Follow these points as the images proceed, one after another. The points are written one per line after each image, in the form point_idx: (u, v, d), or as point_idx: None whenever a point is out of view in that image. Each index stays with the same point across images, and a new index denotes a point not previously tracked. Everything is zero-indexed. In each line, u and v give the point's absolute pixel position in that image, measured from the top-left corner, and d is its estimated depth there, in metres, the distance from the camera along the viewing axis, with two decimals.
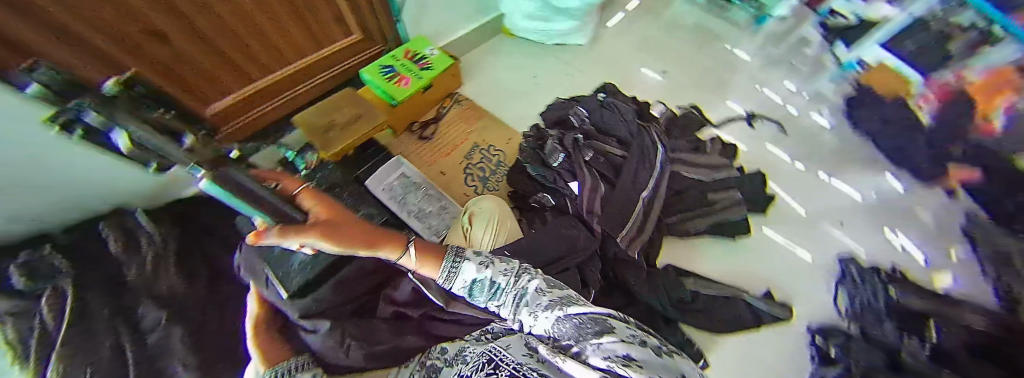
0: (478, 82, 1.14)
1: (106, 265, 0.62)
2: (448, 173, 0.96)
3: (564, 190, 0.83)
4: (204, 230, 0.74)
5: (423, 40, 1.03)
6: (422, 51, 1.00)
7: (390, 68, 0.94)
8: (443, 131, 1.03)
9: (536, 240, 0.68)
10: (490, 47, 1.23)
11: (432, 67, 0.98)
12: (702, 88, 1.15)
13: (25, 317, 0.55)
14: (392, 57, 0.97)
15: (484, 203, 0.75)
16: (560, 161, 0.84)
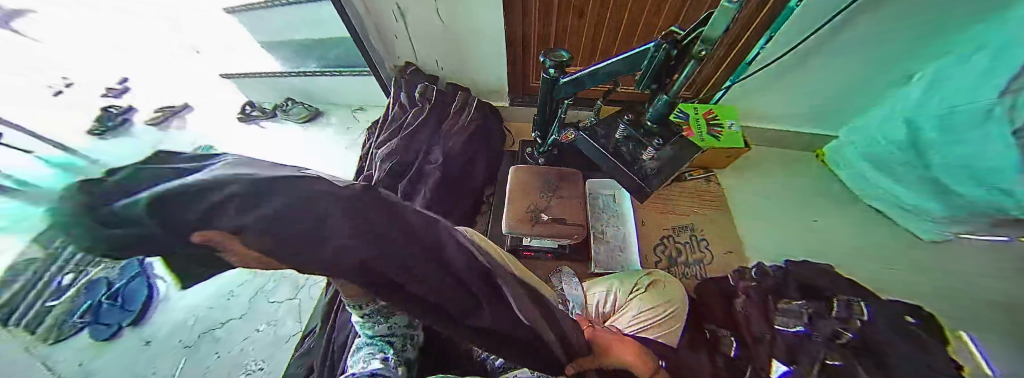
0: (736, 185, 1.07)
1: (440, 110, 0.92)
2: (648, 227, 0.95)
3: (758, 352, 0.68)
4: (487, 127, 0.95)
5: (733, 111, 0.96)
6: (723, 121, 0.94)
7: (684, 116, 0.92)
8: (673, 192, 1.03)
9: None
10: (791, 160, 1.12)
11: (719, 138, 0.91)
12: None
13: (399, 115, 0.93)
14: (694, 107, 0.96)
15: (671, 283, 0.69)
16: (785, 329, 0.67)
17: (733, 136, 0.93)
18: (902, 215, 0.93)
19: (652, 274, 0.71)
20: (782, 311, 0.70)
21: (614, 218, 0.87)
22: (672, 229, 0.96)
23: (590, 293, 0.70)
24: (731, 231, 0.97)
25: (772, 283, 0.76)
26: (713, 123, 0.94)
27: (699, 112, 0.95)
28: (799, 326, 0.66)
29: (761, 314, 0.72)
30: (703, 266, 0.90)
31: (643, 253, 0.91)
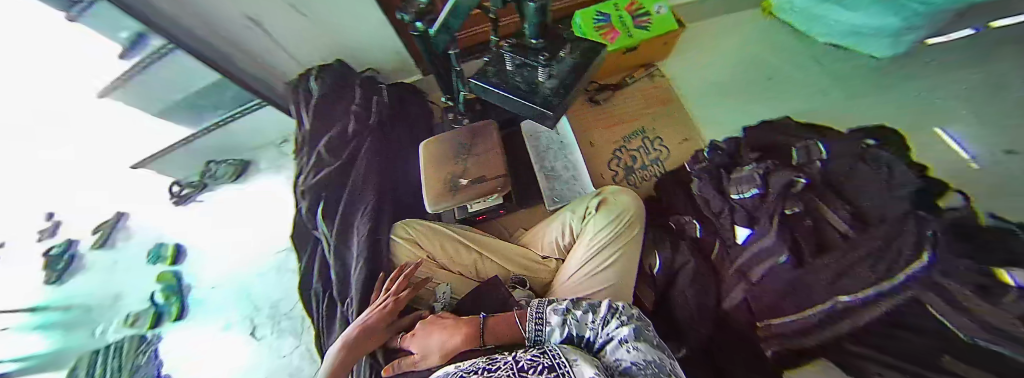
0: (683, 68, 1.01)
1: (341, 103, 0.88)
2: (598, 147, 0.93)
3: (725, 230, 0.69)
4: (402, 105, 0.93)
5: None
6: (648, 6, 0.87)
7: (605, 17, 0.87)
8: (614, 100, 0.99)
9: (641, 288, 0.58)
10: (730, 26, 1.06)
11: (649, 28, 0.85)
12: None
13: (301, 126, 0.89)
14: (614, 4, 0.88)
15: (620, 196, 0.68)
16: (743, 195, 0.66)
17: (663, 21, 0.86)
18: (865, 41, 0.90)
19: (602, 194, 0.70)
20: (736, 181, 0.69)
21: (560, 153, 0.87)
22: (623, 139, 0.94)
23: (549, 236, 0.73)
24: (681, 117, 0.95)
25: (725, 156, 0.77)
26: (638, 13, 0.87)
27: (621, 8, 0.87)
28: (752, 189, 0.65)
29: (719, 190, 0.72)
30: (659, 166, 0.90)
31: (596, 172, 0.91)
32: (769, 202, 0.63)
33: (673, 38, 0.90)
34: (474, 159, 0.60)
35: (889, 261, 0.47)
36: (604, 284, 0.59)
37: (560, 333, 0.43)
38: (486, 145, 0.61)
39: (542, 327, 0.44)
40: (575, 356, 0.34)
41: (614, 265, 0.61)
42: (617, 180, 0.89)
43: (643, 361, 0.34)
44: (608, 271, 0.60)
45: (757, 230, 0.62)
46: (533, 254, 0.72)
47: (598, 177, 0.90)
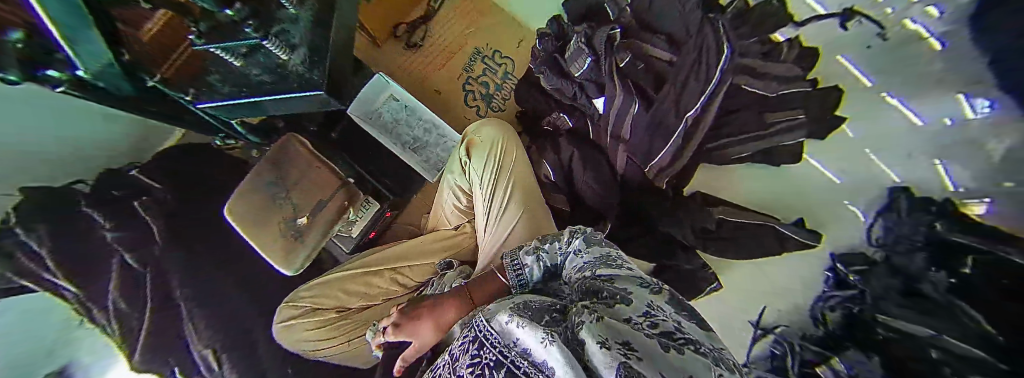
0: None
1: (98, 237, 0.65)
2: (448, 89, 0.97)
3: (587, 107, 0.78)
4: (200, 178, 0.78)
5: None
6: None
7: None
8: (435, 36, 0.96)
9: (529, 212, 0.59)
10: None
11: None
12: None
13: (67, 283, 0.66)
14: None
15: (484, 131, 0.65)
16: (583, 68, 0.75)
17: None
18: None
19: (468, 137, 0.67)
20: (571, 59, 0.77)
21: (412, 116, 0.81)
22: (465, 70, 0.97)
23: (446, 205, 0.70)
24: (506, 21, 0.96)
25: (554, 40, 0.81)
26: None
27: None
28: (587, 59, 0.74)
29: (561, 73, 0.80)
30: (508, 83, 0.97)
31: (457, 116, 0.97)
32: (605, 64, 0.72)
33: None
34: (308, 186, 0.68)
35: (702, 70, 0.58)
36: (512, 225, 0.58)
37: (537, 268, 0.46)
38: (299, 172, 0.68)
39: (519, 267, 0.47)
40: (507, 314, 0.32)
41: (513, 198, 0.61)
42: (481, 114, 0.97)
43: (602, 264, 0.38)
44: (509, 211, 0.60)
45: (608, 95, 0.71)
46: (443, 231, 0.69)
47: (462, 118, 0.97)
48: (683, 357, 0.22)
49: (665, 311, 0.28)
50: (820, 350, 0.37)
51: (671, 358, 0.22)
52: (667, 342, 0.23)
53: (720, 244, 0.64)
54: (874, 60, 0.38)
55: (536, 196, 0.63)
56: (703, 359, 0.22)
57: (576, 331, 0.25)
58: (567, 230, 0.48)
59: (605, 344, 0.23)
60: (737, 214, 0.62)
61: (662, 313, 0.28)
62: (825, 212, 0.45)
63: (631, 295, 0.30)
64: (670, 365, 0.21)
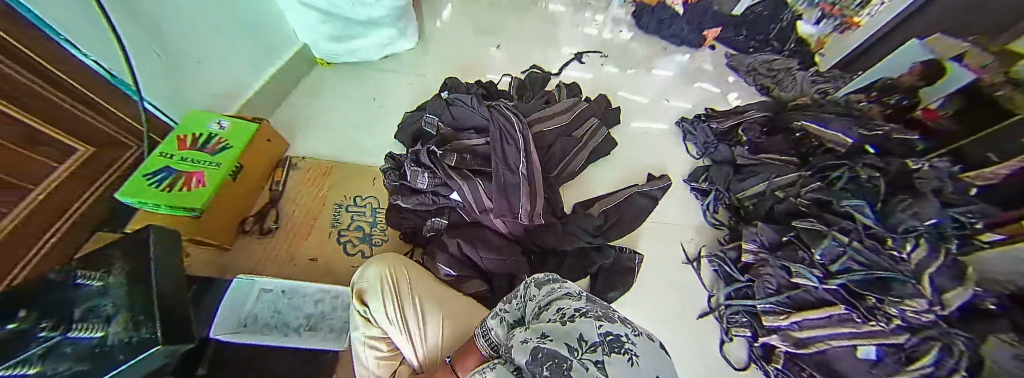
0: (308, 141, 1.19)
1: None
2: (325, 252, 0.96)
3: (448, 201, 0.94)
4: None
5: (203, 116, 0.91)
6: (206, 130, 0.88)
7: (164, 171, 0.77)
8: (288, 212, 1.02)
9: (442, 304, 0.66)
10: (311, 92, 1.35)
11: (228, 144, 0.87)
12: (624, 61, 1.67)
13: None
14: (162, 153, 0.80)
15: (369, 273, 0.70)
16: (426, 181, 0.93)
17: (237, 130, 0.91)
18: (368, 50, 1.37)
19: (355, 288, 0.69)
20: (414, 179, 0.93)
21: (294, 296, 0.81)
22: (333, 224, 1.01)
23: (367, 363, 0.65)
24: (352, 174, 1.12)
25: (395, 173, 0.98)
26: (203, 142, 0.85)
27: (173, 151, 0.82)
28: (424, 175, 0.93)
29: (412, 191, 0.96)
30: (383, 224, 1.03)
31: (343, 272, 0.93)
32: (442, 167, 0.92)
33: (262, 130, 0.98)
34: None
35: (510, 134, 0.99)
36: (443, 322, 0.64)
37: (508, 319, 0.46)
38: None
39: (488, 334, 0.48)
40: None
41: (424, 305, 0.66)
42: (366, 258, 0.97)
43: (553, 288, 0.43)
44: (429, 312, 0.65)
45: (456, 190, 0.90)
46: None
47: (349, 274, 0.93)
48: (575, 323, 0.31)
49: (580, 303, 0.37)
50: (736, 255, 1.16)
51: (565, 327, 0.31)
52: (566, 319, 0.32)
53: (613, 228, 1.09)
54: (598, 79, 1.60)
55: (439, 293, 0.69)
56: (591, 319, 0.31)
57: (510, 350, 0.34)
58: (524, 283, 0.54)
59: (526, 341, 0.32)
60: (607, 201, 1.15)
61: (574, 305, 0.36)
62: (636, 159, 1.40)
63: (556, 305, 0.38)
64: (565, 332, 0.30)
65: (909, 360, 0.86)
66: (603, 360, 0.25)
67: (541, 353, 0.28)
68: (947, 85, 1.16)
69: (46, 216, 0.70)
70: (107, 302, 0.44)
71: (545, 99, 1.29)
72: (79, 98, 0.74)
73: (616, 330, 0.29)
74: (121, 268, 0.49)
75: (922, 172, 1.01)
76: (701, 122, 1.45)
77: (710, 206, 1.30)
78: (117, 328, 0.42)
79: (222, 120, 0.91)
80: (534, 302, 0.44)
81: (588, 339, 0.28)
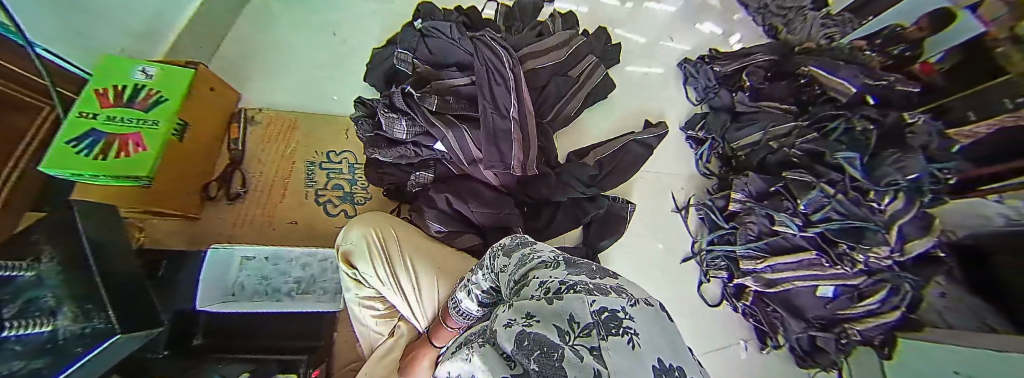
0: (263, 82, 0.96)
1: None
2: (304, 213, 0.84)
3: (431, 152, 0.85)
4: None
5: (118, 60, 0.64)
6: (127, 80, 0.63)
7: (87, 138, 0.56)
8: (255, 173, 0.85)
9: (434, 265, 0.63)
10: (254, 14, 1.03)
11: (159, 95, 0.63)
12: None
13: None
14: (79, 111, 0.58)
15: (352, 235, 0.65)
16: (403, 129, 0.81)
17: (169, 77, 0.65)
18: None
19: (340, 250, 0.65)
20: (388, 126, 0.82)
21: (280, 261, 0.73)
22: (307, 181, 0.87)
23: (365, 321, 0.66)
24: (325, 124, 0.93)
25: (367, 120, 0.85)
26: (126, 95, 0.61)
27: (93, 110, 0.59)
28: (401, 122, 0.81)
29: (390, 142, 0.84)
30: (364, 180, 0.90)
31: (325, 234, 0.83)
32: (422, 112, 0.81)
33: (208, 79, 0.76)
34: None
35: (499, 74, 0.87)
36: (437, 281, 0.61)
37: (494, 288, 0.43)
38: None
39: (460, 306, 0.49)
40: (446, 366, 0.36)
41: (416, 264, 0.63)
42: (349, 218, 0.86)
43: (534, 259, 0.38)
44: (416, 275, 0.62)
45: (441, 139, 0.81)
46: (379, 349, 0.63)
47: (331, 234, 0.84)
48: (563, 300, 0.27)
49: (563, 273, 0.32)
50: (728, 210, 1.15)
51: (553, 306, 0.26)
52: (553, 295, 0.28)
53: (607, 177, 1.07)
54: (596, 10, 1.41)
55: (427, 251, 0.65)
56: (581, 295, 0.27)
57: (494, 331, 0.30)
58: (491, 250, 0.49)
59: (511, 324, 0.28)
60: (602, 150, 1.10)
61: (559, 277, 0.32)
62: (632, 102, 1.33)
63: (536, 278, 0.34)
64: (553, 313, 0.26)
65: (861, 298, 0.99)
66: (599, 346, 0.21)
67: (529, 339, 0.23)
68: (955, 35, 1.02)
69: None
70: (47, 294, 0.34)
71: (537, 32, 1.12)
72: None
73: (610, 306, 0.25)
74: (51, 254, 0.37)
75: (914, 126, 0.94)
76: (703, 64, 1.35)
77: (704, 156, 1.29)
78: (68, 321, 0.35)
79: (147, 66, 0.65)
80: (507, 275, 0.39)
81: (579, 321, 0.24)
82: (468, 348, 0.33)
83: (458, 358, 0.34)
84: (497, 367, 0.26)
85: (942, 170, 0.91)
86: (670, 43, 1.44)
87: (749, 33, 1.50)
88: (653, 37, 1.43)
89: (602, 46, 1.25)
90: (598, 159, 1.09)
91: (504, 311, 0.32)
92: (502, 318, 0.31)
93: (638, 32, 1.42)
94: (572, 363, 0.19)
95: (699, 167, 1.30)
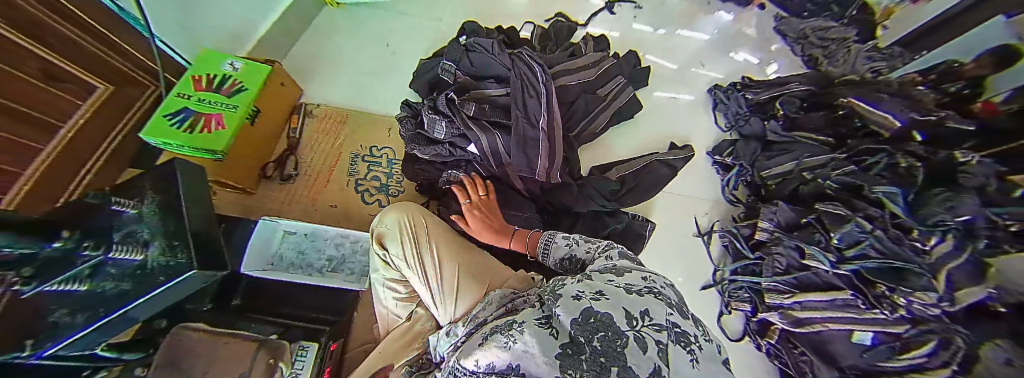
0: (323, 81, 1.08)
1: None
2: (344, 198, 0.91)
3: (464, 154, 0.91)
4: None
5: (213, 54, 0.76)
6: (218, 70, 0.74)
7: (181, 113, 0.67)
8: (306, 159, 0.94)
9: (455, 258, 0.66)
10: (323, 23, 1.18)
11: (242, 86, 0.74)
12: (660, 16, 1.51)
13: None
14: (178, 94, 0.69)
15: (387, 219, 0.71)
16: (442, 130, 0.88)
17: (252, 69, 0.77)
18: None
19: (375, 232, 0.72)
20: (428, 126, 0.89)
21: (317, 240, 0.77)
22: (350, 171, 0.95)
23: (388, 303, 0.71)
24: (368, 123, 1.03)
25: (410, 119, 0.92)
26: (216, 83, 0.72)
27: (188, 92, 0.70)
28: (441, 124, 0.88)
29: (429, 141, 0.91)
30: (400, 175, 0.97)
31: (359, 220, 0.89)
32: (459, 117, 0.87)
33: (279, 74, 0.88)
34: (217, 373, 0.45)
35: (531, 88, 0.93)
36: (455, 274, 0.63)
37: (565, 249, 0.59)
38: (202, 362, 0.46)
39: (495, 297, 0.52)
40: (471, 360, 0.30)
41: (439, 254, 0.66)
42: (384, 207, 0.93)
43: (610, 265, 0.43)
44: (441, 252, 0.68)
45: (474, 141, 0.86)
46: (396, 328, 0.67)
47: (365, 220, 0.90)
48: (642, 298, 0.33)
49: (636, 278, 0.38)
50: (761, 241, 1.10)
51: (631, 297, 0.33)
52: (627, 290, 0.34)
53: (629, 193, 1.07)
54: (629, 35, 1.46)
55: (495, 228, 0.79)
56: (659, 303, 0.33)
57: (557, 296, 0.33)
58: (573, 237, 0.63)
59: (580, 297, 0.32)
60: (625, 168, 1.11)
61: (636, 281, 0.37)
62: (660, 123, 1.33)
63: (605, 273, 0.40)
64: (627, 303, 0.31)
65: (902, 350, 0.86)
66: (664, 345, 0.28)
67: (598, 316, 0.29)
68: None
69: (71, 157, 0.65)
70: (143, 231, 0.43)
71: (570, 52, 1.18)
72: (69, 19, 0.60)
73: (682, 323, 0.32)
74: (151, 199, 0.46)
75: (968, 166, 0.89)
76: (734, 91, 1.34)
77: (731, 182, 1.25)
78: (157, 253, 0.44)
79: (235, 60, 0.76)
80: (605, 261, 0.44)
81: (653, 320, 0.30)
82: (506, 333, 0.30)
83: (494, 344, 0.29)
84: (546, 340, 0.27)
85: (1000, 215, 0.81)
86: (703, 69, 1.45)
87: (788, 63, 1.47)
88: (686, 63, 1.45)
89: (631, 67, 1.29)
90: (621, 173, 1.10)
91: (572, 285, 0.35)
92: (567, 287, 0.35)
93: (669, 59, 1.45)
94: (641, 351, 0.26)
95: (727, 199, 1.25)
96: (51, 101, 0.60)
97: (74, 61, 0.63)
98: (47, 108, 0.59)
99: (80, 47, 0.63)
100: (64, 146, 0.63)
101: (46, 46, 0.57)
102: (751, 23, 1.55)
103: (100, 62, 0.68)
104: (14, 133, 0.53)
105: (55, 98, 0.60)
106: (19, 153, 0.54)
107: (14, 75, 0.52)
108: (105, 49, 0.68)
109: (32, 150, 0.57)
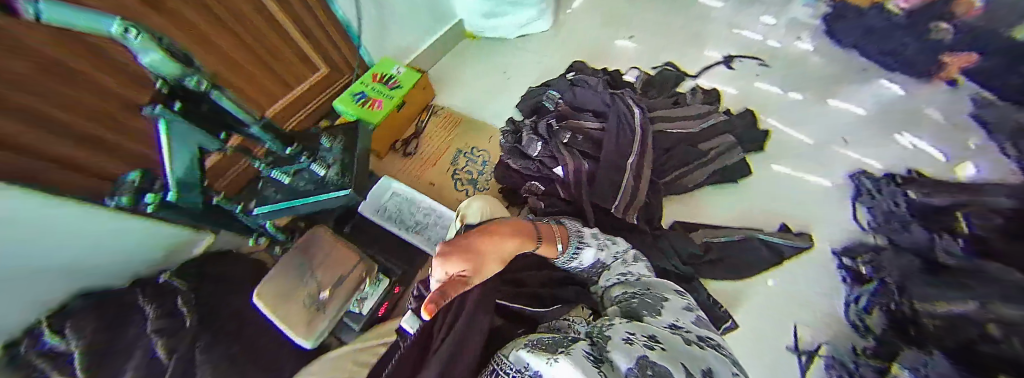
0: (451, 92, 1.33)
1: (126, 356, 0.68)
2: (442, 180, 1.09)
3: (551, 174, 0.97)
4: (232, 311, 0.82)
5: (388, 60, 1.05)
6: (389, 72, 1.03)
7: (361, 95, 0.95)
8: (424, 143, 1.17)
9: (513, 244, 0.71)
10: (458, 52, 1.47)
11: (400, 85, 1.00)
12: (795, 79, 1.33)
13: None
14: (364, 81, 0.99)
15: (474, 204, 0.82)
16: (538, 149, 0.98)
17: (409, 75, 1.03)
18: (507, 27, 1.40)
19: (460, 211, 0.83)
20: (529, 141, 0.99)
21: (412, 205, 0.92)
22: (451, 163, 1.12)
23: None
24: (477, 128, 1.21)
25: (512, 132, 1.05)
26: (385, 80, 1.00)
27: (369, 81, 0.99)
28: (538, 144, 0.98)
29: (523, 156, 1.01)
30: (490, 175, 1.10)
31: (449, 200, 1.05)
32: (554, 141, 0.97)
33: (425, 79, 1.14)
34: (328, 265, 0.64)
35: (629, 129, 0.95)
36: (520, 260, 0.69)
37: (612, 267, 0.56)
38: (322, 253, 0.65)
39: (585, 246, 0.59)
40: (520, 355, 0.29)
41: None
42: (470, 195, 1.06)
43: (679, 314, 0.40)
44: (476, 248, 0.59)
45: (564, 164, 0.93)
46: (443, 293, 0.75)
47: (453, 201, 1.05)
48: (702, 355, 0.28)
49: (699, 333, 0.34)
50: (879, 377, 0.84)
51: (686, 352, 0.28)
52: (685, 343, 0.30)
53: (711, 266, 0.97)
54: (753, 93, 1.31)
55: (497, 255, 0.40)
56: (728, 367, 0.27)
57: (605, 336, 0.31)
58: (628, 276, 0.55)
59: (630, 341, 0.29)
60: (714, 236, 1.00)
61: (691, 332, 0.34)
62: (770, 195, 1.14)
63: (659, 320, 0.36)
64: (687, 358, 0.27)
65: None
66: None
67: (649, 362, 0.25)
68: None
69: (292, 101, 1.07)
70: (329, 156, 0.63)
71: (672, 100, 1.19)
72: (325, 28, 1.04)
73: None
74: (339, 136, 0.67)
75: None
76: (886, 182, 1.07)
77: (860, 299, 0.94)
78: (332, 171, 0.62)
79: (401, 67, 1.04)
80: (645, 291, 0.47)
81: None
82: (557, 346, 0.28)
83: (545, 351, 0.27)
84: (588, 360, 0.24)
85: None
86: (852, 144, 1.18)
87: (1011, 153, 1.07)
88: (824, 131, 1.22)
89: (738, 130, 1.19)
90: (706, 239, 1.01)
91: (618, 329, 0.32)
92: (614, 333, 0.31)
93: (800, 130, 1.23)
94: None
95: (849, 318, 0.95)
96: (294, 67, 1.02)
97: (316, 50, 1.05)
98: (290, 72, 1.02)
99: (326, 46, 1.07)
100: (292, 94, 1.06)
101: (303, 36, 0.98)
102: (944, 96, 1.20)
103: (332, 56, 1.11)
104: (261, 73, 0.95)
105: (298, 68, 1.03)
106: (260, 85, 0.96)
107: (277, 45, 0.94)
108: (337, 50, 1.11)
109: (271, 88, 1.00)
